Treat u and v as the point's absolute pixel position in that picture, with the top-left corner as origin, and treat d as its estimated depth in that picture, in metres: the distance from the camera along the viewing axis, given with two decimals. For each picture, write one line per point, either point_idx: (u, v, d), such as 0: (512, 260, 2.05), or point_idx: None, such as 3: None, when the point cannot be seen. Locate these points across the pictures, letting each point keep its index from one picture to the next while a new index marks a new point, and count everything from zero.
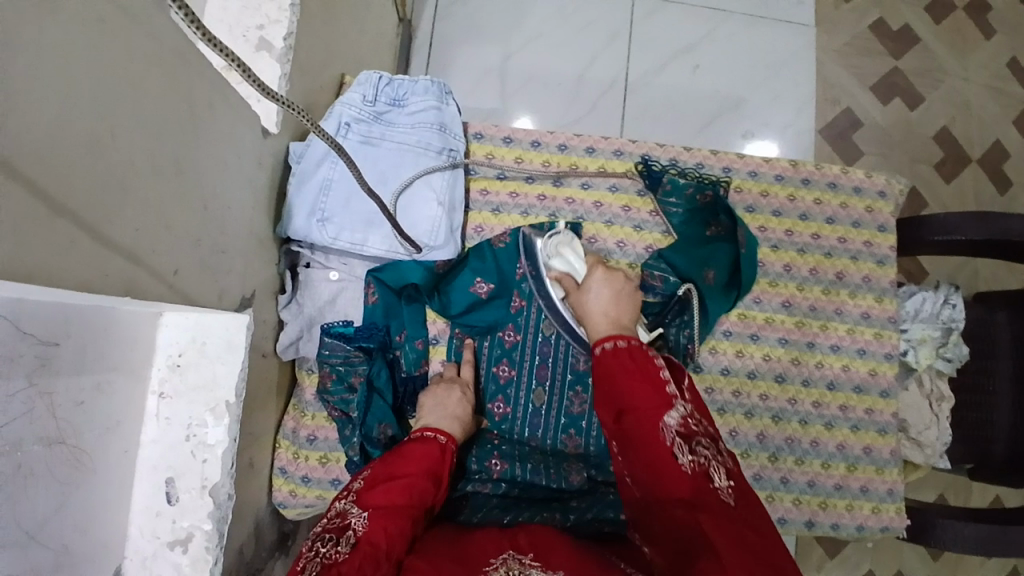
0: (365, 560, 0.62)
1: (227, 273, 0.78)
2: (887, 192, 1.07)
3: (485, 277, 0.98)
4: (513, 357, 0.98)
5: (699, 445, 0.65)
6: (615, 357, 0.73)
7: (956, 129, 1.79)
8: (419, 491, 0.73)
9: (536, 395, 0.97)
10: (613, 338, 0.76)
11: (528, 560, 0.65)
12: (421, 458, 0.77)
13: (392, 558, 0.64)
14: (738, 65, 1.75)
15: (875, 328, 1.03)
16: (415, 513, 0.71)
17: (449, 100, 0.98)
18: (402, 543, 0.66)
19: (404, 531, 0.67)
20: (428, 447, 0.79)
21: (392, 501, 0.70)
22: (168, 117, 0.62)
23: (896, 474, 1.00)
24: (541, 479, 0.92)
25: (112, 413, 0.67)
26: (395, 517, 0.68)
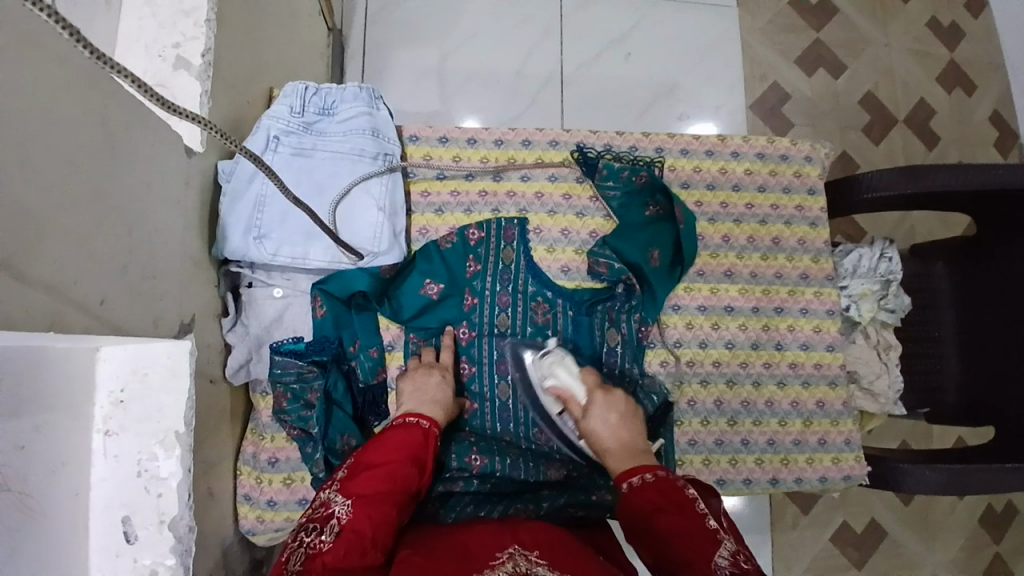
0: (350, 549, 0.63)
1: (163, 299, 0.76)
2: (813, 156, 1.11)
3: (436, 278, 0.99)
4: (476, 353, 0.98)
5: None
6: (652, 491, 0.71)
7: (880, 93, 1.87)
8: (402, 477, 0.72)
9: (501, 389, 0.97)
10: (631, 472, 0.75)
11: (534, 556, 0.68)
12: (405, 446, 0.76)
13: (378, 544, 0.66)
14: (668, 50, 1.79)
15: (815, 287, 1.08)
16: (399, 500, 0.70)
17: (380, 105, 0.97)
18: (385, 531, 0.67)
19: (389, 518, 0.68)
20: (411, 432, 0.77)
21: (375, 491, 0.70)
22: (81, 139, 0.61)
23: (851, 424, 1.05)
24: (519, 473, 0.90)
25: (53, 456, 0.65)
26: (378, 504, 0.68)
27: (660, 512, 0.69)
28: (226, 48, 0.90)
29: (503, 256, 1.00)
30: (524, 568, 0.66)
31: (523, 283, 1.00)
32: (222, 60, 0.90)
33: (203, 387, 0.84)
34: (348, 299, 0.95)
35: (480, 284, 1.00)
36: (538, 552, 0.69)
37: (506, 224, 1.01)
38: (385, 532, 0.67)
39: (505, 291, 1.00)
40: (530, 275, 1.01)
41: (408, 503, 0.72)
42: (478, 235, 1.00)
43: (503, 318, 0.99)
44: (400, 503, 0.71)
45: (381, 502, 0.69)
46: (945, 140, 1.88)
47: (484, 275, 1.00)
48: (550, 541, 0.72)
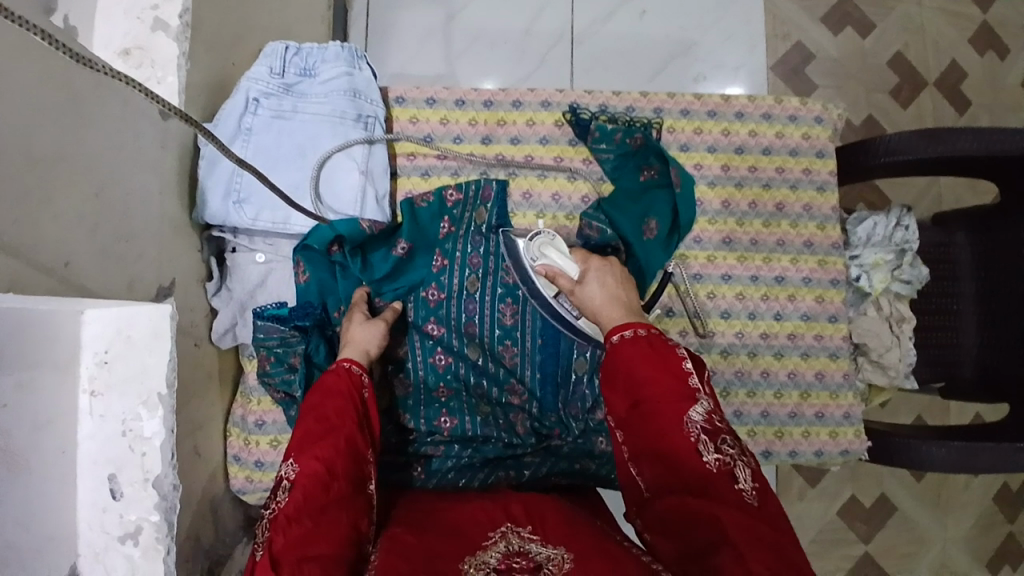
0: (306, 494, 0.68)
1: (137, 263, 0.76)
2: (824, 117, 1.05)
3: (402, 237, 0.96)
4: (444, 312, 0.96)
5: (723, 441, 0.64)
6: (632, 349, 0.71)
7: (912, 51, 1.76)
8: (337, 411, 0.75)
9: (470, 350, 0.95)
10: (619, 327, 0.74)
11: (528, 533, 0.72)
12: (340, 387, 0.78)
13: (335, 477, 0.70)
14: (685, 7, 1.70)
15: (819, 256, 1.03)
16: (349, 432, 0.74)
17: (362, 65, 0.95)
18: (340, 463, 0.72)
19: (339, 453, 0.72)
20: (337, 375, 0.80)
21: (322, 431, 0.73)
22: (45, 103, 0.61)
23: (852, 397, 1.01)
24: (495, 443, 0.92)
25: (39, 414, 0.66)
26: (322, 443, 0.72)
27: (644, 359, 0.69)
28: (207, 7, 0.88)
29: (478, 216, 0.98)
30: (517, 546, 0.70)
31: (496, 243, 0.98)
32: (203, 19, 0.88)
33: (187, 349, 0.85)
34: (329, 256, 0.94)
35: (451, 246, 0.97)
36: (533, 527, 0.73)
37: (482, 185, 0.99)
38: (341, 469, 0.71)
39: (476, 251, 0.97)
40: (505, 235, 0.99)
41: (360, 433, 0.75)
42: (455, 194, 0.98)
43: (472, 281, 0.97)
44: (352, 435, 0.75)
45: (329, 439, 0.72)
46: (980, 103, 1.77)
47: (455, 236, 0.97)
48: (543, 510, 0.76)
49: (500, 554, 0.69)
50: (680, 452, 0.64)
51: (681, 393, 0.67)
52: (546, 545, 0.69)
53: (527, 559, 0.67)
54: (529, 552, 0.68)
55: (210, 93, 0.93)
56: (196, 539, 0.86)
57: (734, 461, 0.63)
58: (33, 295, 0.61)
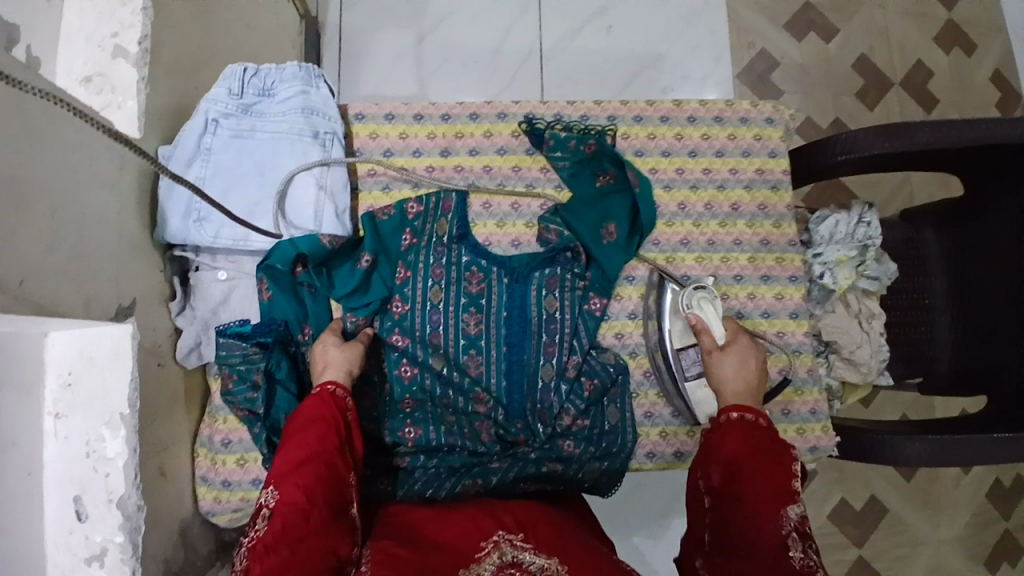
0: (284, 524, 0.70)
1: (96, 284, 0.77)
2: (775, 118, 1.08)
3: (365, 249, 0.96)
4: (407, 323, 0.97)
5: (810, 546, 0.71)
6: (750, 429, 0.80)
7: (873, 54, 1.80)
8: (319, 437, 0.77)
9: (434, 360, 0.95)
10: (738, 407, 0.83)
11: (520, 543, 0.73)
12: (322, 411, 0.79)
13: (314, 505, 0.72)
14: (650, 21, 1.75)
15: (776, 254, 1.04)
16: (330, 458, 0.76)
17: (319, 83, 0.97)
18: (319, 489, 0.73)
19: (318, 480, 0.74)
20: (319, 399, 0.81)
21: (302, 458, 0.75)
22: (2, 126, 0.63)
23: (817, 393, 1.02)
24: (461, 451, 0.93)
25: (2, 434, 0.67)
26: (302, 472, 0.74)
27: (754, 444, 0.78)
28: (164, 34, 0.91)
29: (440, 227, 1.00)
30: (511, 557, 0.71)
31: (458, 253, 1.00)
32: (161, 46, 0.91)
33: (150, 369, 0.86)
34: (294, 278, 0.95)
35: (414, 257, 0.99)
36: (522, 536, 0.75)
37: (440, 197, 1.01)
38: (320, 495, 0.73)
39: (438, 261, 0.99)
40: (466, 245, 1.00)
41: (340, 457, 0.77)
42: (415, 208, 1.00)
43: (435, 291, 0.98)
44: (334, 460, 0.76)
45: (308, 466, 0.74)
46: (942, 101, 1.80)
47: (417, 248, 0.99)
48: (534, 522, 0.78)
49: (495, 565, 0.70)
50: (769, 541, 0.70)
51: (781, 491, 0.74)
52: (538, 554, 0.71)
53: (521, 569, 0.68)
54: (523, 562, 0.70)
55: (170, 118, 0.95)
56: (166, 560, 0.86)
57: (817, 567, 0.69)
58: None
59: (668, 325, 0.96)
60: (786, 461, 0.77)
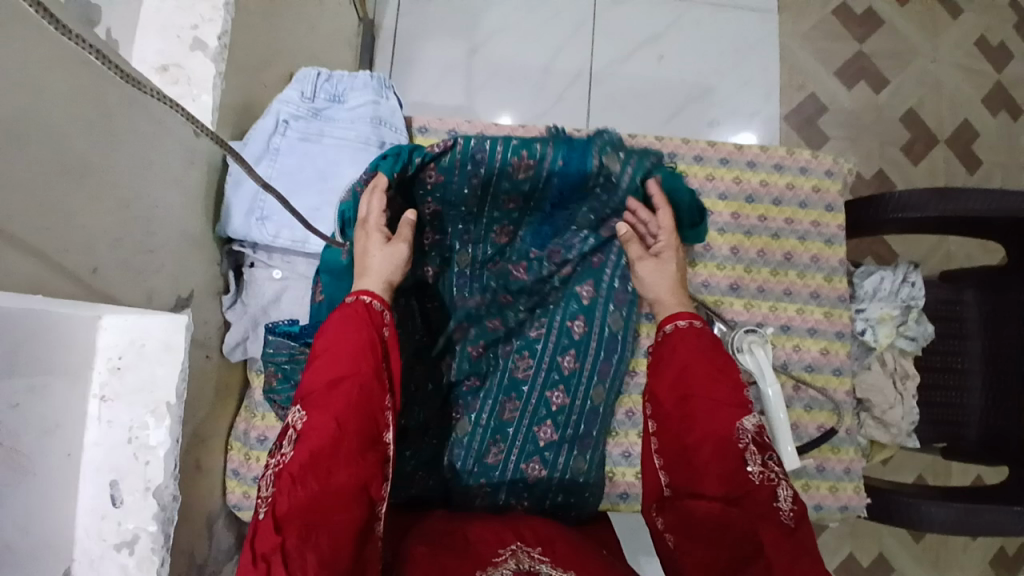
0: (312, 452, 0.68)
1: (157, 274, 0.78)
2: (834, 170, 1.07)
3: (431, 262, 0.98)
4: (451, 306, 0.98)
5: (767, 457, 0.78)
6: (696, 336, 0.87)
7: (923, 109, 1.79)
8: (352, 355, 0.74)
9: (475, 350, 0.97)
10: (674, 317, 0.90)
11: (538, 555, 0.73)
12: (356, 326, 0.76)
13: (345, 430, 0.70)
14: (703, 54, 1.75)
15: (825, 307, 1.04)
16: (360, 382, 0.74)
17: (389, 94, 0.99)
18: (351, 414, 0.72)
19: (350, 402, 0.72)
20: (354, 308, 0.79)
21: (334, 377, 0.73)
22: (82, 114, 0.63)
23: (853, 452, 1.02)
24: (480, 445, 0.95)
25: (49, 415, 0.67)
26: (330, 395, 0.72)
27: (698, 357, 0.85)
28: (242, 30, 0.92)
29: (506, 224, 1.00)
30: (527, 565, 0.71)
31: (517, 250, 1.02)
32: (238, 42, 0.92)
33: (198, 361, 0.86)
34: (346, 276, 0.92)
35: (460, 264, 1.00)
36: (540, 550, 0.75)
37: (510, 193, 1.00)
38: (354, 417, 0.72)
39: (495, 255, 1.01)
40: (529, 244, 1.02)
41: (373, 380, 0.75)
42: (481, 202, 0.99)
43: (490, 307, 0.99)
44: (365, 382, 0.74)
45: (343, 389, 0.72)
46: (988, 162, 1.79)
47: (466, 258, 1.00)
48: (553, 539, 0.78)
49: (511, 570, 0.70)
50: (724, 457, 0.78)
51: (736, 403, 0.81)
52: (556, 568, 0.71)
53: None
54: (539, 572, 0.70)
55: (239, 113, 0.96)
56: (191, 552, 0.86)
57: (776, 480, 0.77)
58: (54, 298, 0.62)
59: None
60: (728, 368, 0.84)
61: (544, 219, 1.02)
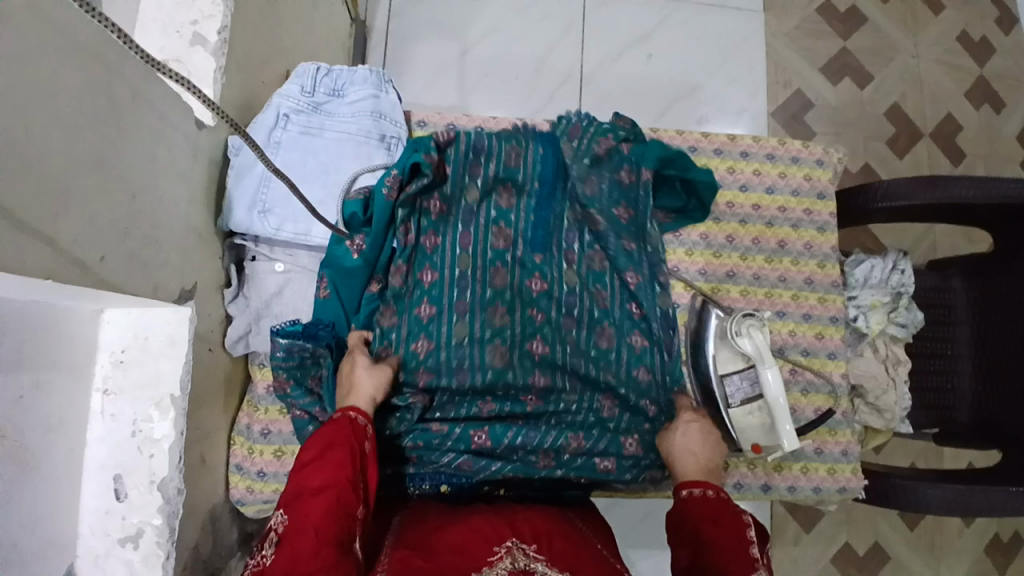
0: (290, 558, 0.67)
1: (162, 266, 0.78)
2: (824, 160, 1.10)
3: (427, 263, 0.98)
4: (448, 307, 0.95)
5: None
6: (708, 505, 0.78)
7: (907, 105, 1.83)
8: (332, 466, 0.74)
9: (494, 354, 0.93)
10: (692, 483, 0.82)
11: (533, 552, 0.72)
12: (339, 439, 0.77)
13: (322, 538, 0.68)
14: (691, 53, 1.78)
15: (819, 293, 1.06)
16: (341, 490, 0.73)
17: (388, 88, 1.00)
18: (329, 522, 0.70)
19: (328, 508, 0.71)
20: (338, 424, 0.79)
21: (314, 488, 0.73)
22: (91, 104, 0.63)
23: (850, 434, 1.04)
24: (474, 434, 0.92)
25: (55, 409, 0.67)
26: (311, 503, 0.71)
27: (714, 520, 0.76)
28: (241, 26, 0.93)
29: (502, 221, 1.01)
30: (523, 564, 0.69)
31: (516, 246, 1.00)
32: (238, 37, 0.92)
33: (201, 354, 0.86)
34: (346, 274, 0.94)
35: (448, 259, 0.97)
36: (536, 547, 0.73)
37: (501, 184, 1.02)
38: (330, 527, 0.70)
39: (497, 257, 0.98)
40: (533, 247, 1.01)
41: (353, 487, 0.75)
42: (474, 194, 1.00)
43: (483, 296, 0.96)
44: (344, 492, 0.73)
45: (322, 496, 0.72)
46: (971, 155, 1.84)
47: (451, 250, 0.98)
48: (550, 535, 0.76)
49: (506, 571, 0.68)
50: None
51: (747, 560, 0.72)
52: (551, 568, 0.69)
53: None
54: (536, 571, 0.68)
55: (239, 109, 0.96)
56: (195, 547, 0.86)
57: None
58: (64, 288, 0.62)
59: (714, 351, 0.98)
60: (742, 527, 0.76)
61: (541, 215, 1.02)
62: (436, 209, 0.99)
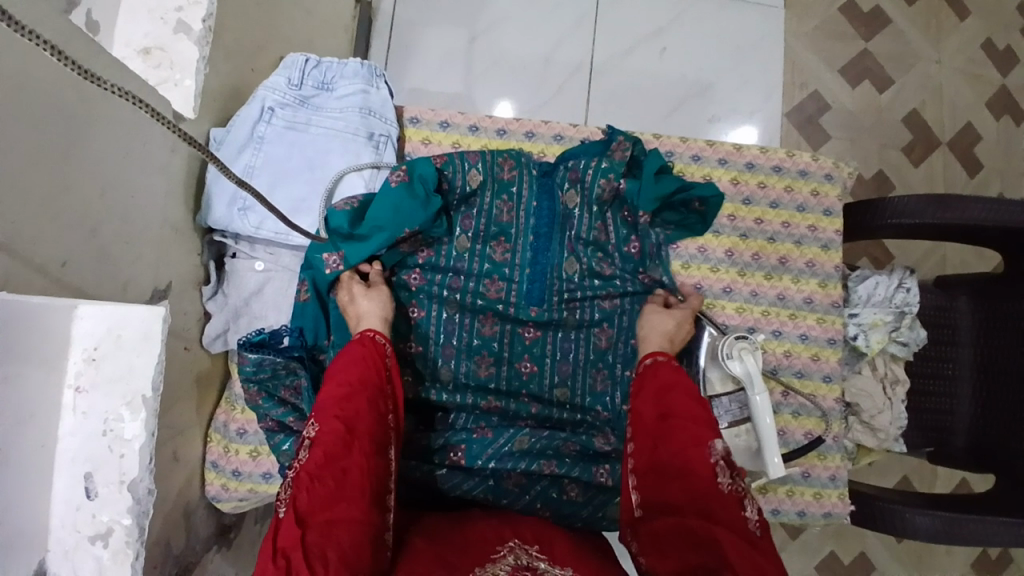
0: (326, 452, 0.69)
1: (135, 263, 0.76)
2: (834, 175, 1.06)
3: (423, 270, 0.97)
4: (434, 349, 0.95)
5: (737, 474, 0.72)
6: (672, 372, 0.83)
7: (926, 112, 1.77)
8: (360, 377, 0.77)
9: (480, 364, 0.95)
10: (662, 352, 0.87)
11: (534, 552, 0.72)
12: (362, 353, 0.79)
13: (355, 437, 0.70)
14: (705, 48, 1.72)
15: (818, 313, 1.02)
16: (370, 394, 0.76)
17: (380, 83, 0.97)
18: (360, 423, 0.72)
19: (360, 411, 0.73)
20: (357, 342, 0.81)
21: (343, 393, 0.74)
22: (59, 100, 0.60)
23: (839, 459, 1.03)
24: (452, 451, 0.91)
25: (21, 407, 0.65)
26: (342, 408, 0.73)
27: (677, 384, 0.81)
28: (231, 12, 0.89)
29: (497, 274, 0.98)
30: (525, 561, 0.69)
31: (513, 263, 0.99)
32: (226, 25, 0.89)
33: (177, 352, 0.84)
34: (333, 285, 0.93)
35: (436, 266, 0.97)
36: (537, 548, 0.73)
37: (501, 197, 0.99)
38: (360, 428, 0.72)
39: (493, 270, 0.98)
40: (528, 302, 0.98)
41: (381, 397, 0.77)
42: (464, 243, 0.98)
43: (453, 304, 0.96)
44: (373, 400, 0.75)
45: (351, 400, 0.74)
46: (988, 167, 1.78)
47: (439, 259, 0.97)
48: (550, 539, 0.77)
49: (510, 566, 0.67)
50: (699, 469, 0.70)
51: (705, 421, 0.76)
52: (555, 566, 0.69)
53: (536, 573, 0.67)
54: (538, 567, 0.68)
55: (226, 98, 0.93)
56: (166, 545, 0.85)
57: (744, 492, 0.70)
58: (25, 291, 0.59)
59: (704, 368, 0.95)
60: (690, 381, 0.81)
61: (538, 266, 0.98)
62: (425, 255, 0.97)
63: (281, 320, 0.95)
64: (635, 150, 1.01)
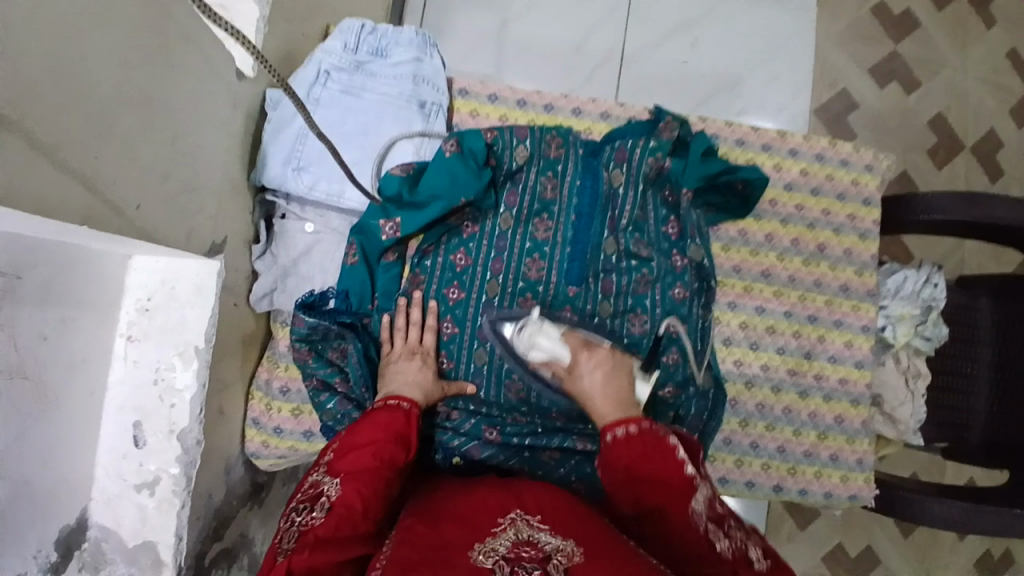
0: (342, 522, 0.64)
1: (198, 215, 0.77)
2: (874, 166, 1.09)
3: (464, 249, 0.98)
4: (470, 330, 0.95)
5: (730, 527, 0.64)
6: (629, 443, 0.72)
7: (951, 115, 1.78)
8: (387, 454, 0.71)
9: None
10: (618, 421, 0.76)
11: (536, 522, 0.65)
12: (390, 427, 0.74)
13: (367, 518, 0.66)
14: (736, 41, 1.72)
15: (852, 301, 1.05)
16: (388, 476, 0.70)
17: (433, 53, 0.98)
18: (375, 502, 0.67)
19: (379, 493, 0.68)
20: (393, 413, 0.77)
21: (365, 467, 0.69)
22: (144, 44, 0.62)
23: (867, 444, 1.04)
24: (485, 429, 0.93)
25: (77, 351, 0.63)
26: (366, 479, 0.68)
27: (642, 459, 0.71)
28: None
29: (537, 253, 0.98)
30: (526, 535, 0.62)
31: (555, 243, 0.99)
32: None
33: (228, 308, 0.86)
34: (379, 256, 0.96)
35: (476, 245, 0.98)
36: (540, 517, 0.66)
37: (545, 174, 1.00)
38: (373, 508, 0.67)
39: (534, 248, 0.98)
40: (568, 279, 0.98)
41: (397, 480, 0.72)
42: (508, 220, 0.99)
43: (492, 286, 0.97)
44: (392, 480, 0.71)
45: (371, 476, 0.69)
46: (1009, 173, 1.79)
47: (479, 238, 0.98)
48: (555, 504, 0.69)
49: (510, 541, 0.61)
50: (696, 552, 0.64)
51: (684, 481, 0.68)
52: (556, 538, 0.62)
53: (535, 548, 0.60)
54: (539, 541, 0.61)
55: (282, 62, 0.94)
56: (209, 497, 0.86)
57: (745, 543, 0.62)
58: (93, 230, 0.60)
59: None
60: (673, 450, 0.70)
61: (578, 245, 0.98)
62: (468, 230, 0.99)
63: (326, 282, 0.96)
64: (681, 131, 1.03)
